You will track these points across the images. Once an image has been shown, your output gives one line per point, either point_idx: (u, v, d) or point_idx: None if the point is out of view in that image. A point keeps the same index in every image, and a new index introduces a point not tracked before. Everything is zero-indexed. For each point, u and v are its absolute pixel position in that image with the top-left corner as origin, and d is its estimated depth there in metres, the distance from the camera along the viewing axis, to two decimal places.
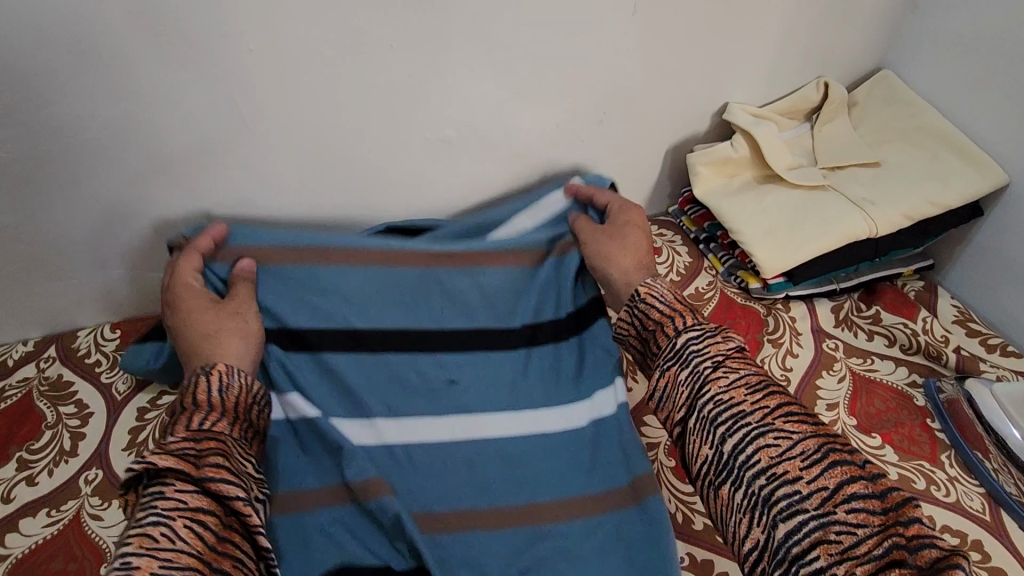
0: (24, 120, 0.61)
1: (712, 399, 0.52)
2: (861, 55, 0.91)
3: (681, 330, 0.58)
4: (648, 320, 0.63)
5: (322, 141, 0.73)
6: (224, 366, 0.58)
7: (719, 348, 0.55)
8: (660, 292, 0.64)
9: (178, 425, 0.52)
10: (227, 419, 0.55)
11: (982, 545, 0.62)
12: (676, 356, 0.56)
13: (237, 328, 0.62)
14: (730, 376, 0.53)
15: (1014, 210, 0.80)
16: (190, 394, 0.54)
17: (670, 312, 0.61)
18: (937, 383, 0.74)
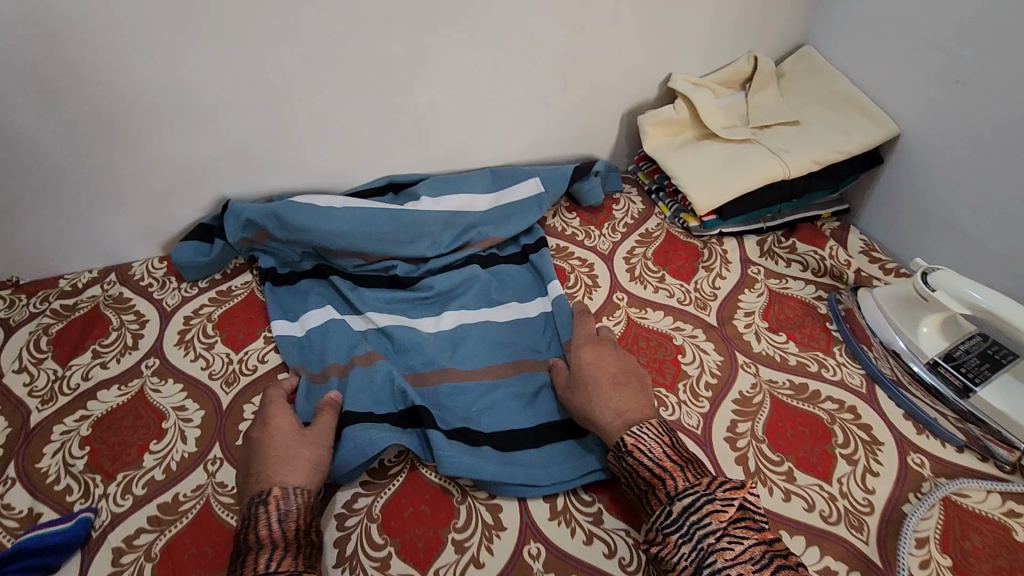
0: (106, 80, 0.79)
1: (717, 574, 0.55)
2: (786, 32, 1.07)
3: (674, 498, 0.61)
4: (641, 476, 0.64)
5: (332, 102, 0.91)
6: (281, 490, 0.62)
7: (720, 517, 0.58)
8: (649, 446, 0.64)
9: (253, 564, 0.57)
10: (290, 554, 0.59)
11: (856, 407, 0.77)
12: (678, 528, 0.59)
13: (281, 436, 0.67)
14: (735, 546, 0.56)
15: (905, 157, 0.96)
16: (253, 531, 0.59)
17: (659, 473, 0.62)
18: (838, 296, 0.90)
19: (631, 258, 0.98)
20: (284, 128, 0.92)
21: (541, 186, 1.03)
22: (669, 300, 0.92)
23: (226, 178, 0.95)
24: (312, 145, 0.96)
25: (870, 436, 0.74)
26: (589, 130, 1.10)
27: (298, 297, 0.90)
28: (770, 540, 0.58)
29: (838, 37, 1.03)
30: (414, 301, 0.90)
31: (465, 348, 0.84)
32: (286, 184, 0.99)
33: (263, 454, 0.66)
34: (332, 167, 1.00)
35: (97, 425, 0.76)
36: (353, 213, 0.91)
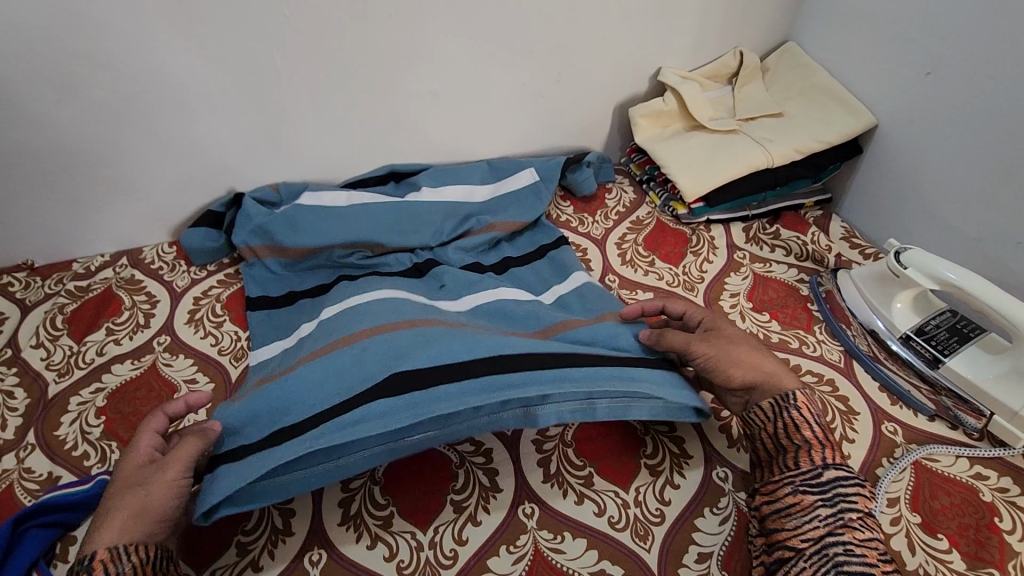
0: (121, 68, 0.83)
1: (844, 547, 0.56)
2: (771, 29, 1.12)
3: (824, 466, 0.62)
4: (797, 432, 0.64)
5: (333, 91, 0.95)
6: (107, 552, 0.54)
7: (865, 503, 0.60)
8: (816, 412, 0.66)
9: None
10: None
11: (834, 380, 0.81)
12: (820, 492, 0.60)
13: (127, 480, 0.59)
14: (864, 530, 0.58)
15: (883, 146, 1.01)
16: None
17: (817, 441, 0.63)
18: (818, 279, 0.95)
19: (622, 244, 1.03)
20: (289, 116, 0.96)
21: (536, 175, 1.08)
22: (658, 283, 0.96)
23: (234, 166, 0.99)
24: (315, 132, 0.99)
25: (847, 407, 0.78)
26: (582, 121, 1.14)
27: (303, 299, 0.92)
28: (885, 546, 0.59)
29: (820, 32, 1.08)
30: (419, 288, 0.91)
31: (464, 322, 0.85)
32: (293, 173, 1.04)
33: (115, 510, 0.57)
34: (336, 157, 1.04)
35: (112, 397, 0.79)
36: (360, 213, 0.98)
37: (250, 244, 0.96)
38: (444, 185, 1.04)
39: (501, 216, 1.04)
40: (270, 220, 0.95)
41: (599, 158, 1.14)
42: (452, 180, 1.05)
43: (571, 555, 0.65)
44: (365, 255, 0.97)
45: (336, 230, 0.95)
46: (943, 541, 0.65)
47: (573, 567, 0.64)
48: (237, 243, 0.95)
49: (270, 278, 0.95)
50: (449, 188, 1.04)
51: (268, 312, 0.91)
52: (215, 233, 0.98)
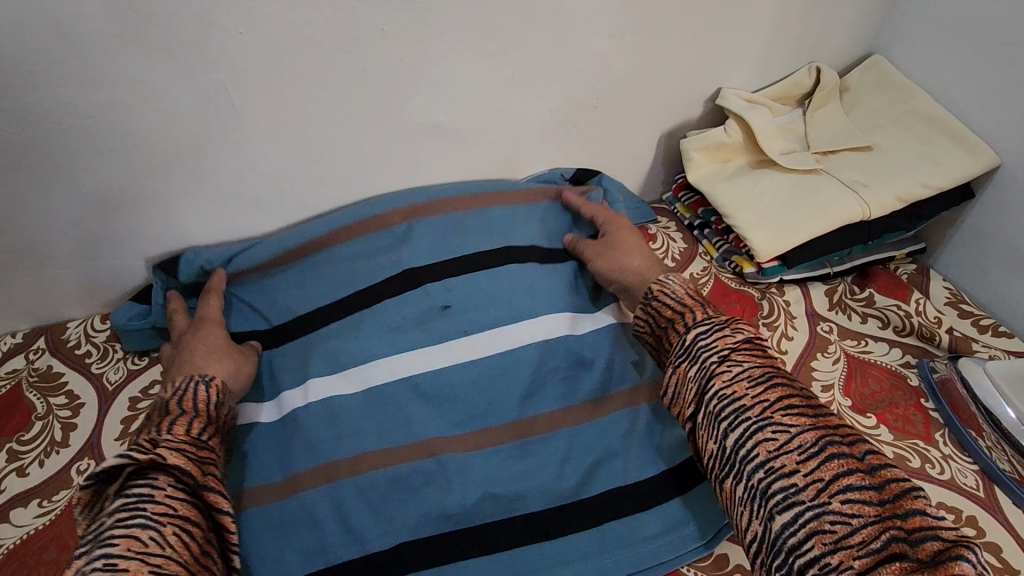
0: (14, 109, 0.61)
1: (716, 394, 0.55)
2: (854, 38, 0.91)
3: (691, 327, 0.61)
4: (664, 314, 0.63)
5: (309, 126, 0.73)
6: (220, 383, 0.63)
7: (726, 342, 0.58)
8: (672, 290, 0.66)
9: (166, 431, 0.55)
10: (216, 436, 0.59)
11: (977, 520, 0.62)
12: (687, 353, 0.59)
13: (208, 335, 0.69)
14: (733, 368, 0.55)
15: (1001, 192, 0.81)
16: (189, 401, 0.58)
17: (681, 308, 0.63)
18: (931, 362, 0.75)
19: None
20: (253, 157, 0.74)
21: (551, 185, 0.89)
22: None
23: (182, 224, 0.77)
24: (287, 176, 0.77)
25: (1002, 562, 0.59)
26: (620, 152, 0.92)
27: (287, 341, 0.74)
28: (778, 368, 0.56)
29: (919, 44, 0.87)
30: (424, 314, 0.73)
31: (492, 388, 0.68)
32: (260, 227, 0.82)
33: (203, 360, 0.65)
34: (316, 205, 0.82)
35: (8, 562, 0.58)
36: (338, 249, 0.78)
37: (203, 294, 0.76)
38: None
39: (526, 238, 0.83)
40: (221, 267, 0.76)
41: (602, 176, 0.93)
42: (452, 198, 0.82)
43: None
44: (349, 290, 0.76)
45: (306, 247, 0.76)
46: None
47: None
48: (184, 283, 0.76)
49: (243, 305, 0.76)
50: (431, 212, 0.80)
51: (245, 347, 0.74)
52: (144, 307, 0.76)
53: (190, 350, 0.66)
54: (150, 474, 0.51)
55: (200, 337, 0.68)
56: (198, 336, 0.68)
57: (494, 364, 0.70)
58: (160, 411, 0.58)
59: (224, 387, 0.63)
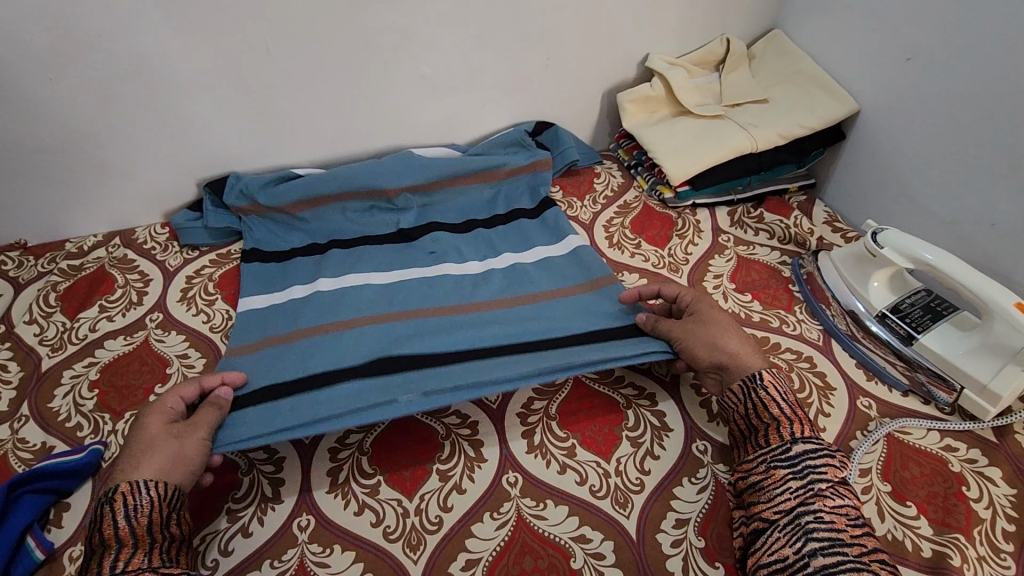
0: (113, 49, 0.85)
1: (814, 516, 0.56)
2: (758, 16, 1.13)
3: (797, 439, 0.62)
4: (766, 410, 0.64)
5: (324, 74, 0.96)
6: (128, 485, 0.58)
7: (834, 472, 0.60)
8: (783, 390, 0.65)
9: (103, 571, 0.54)
10: (141, 548, 0.55)
11: (812, 357, 0.84)
12: (793, 467, 0.60)
13: (138, 432, 0.63)
14: (837, 499, 0.58)
15: (863, 131, 1.03)
16: (100, 531, 0.55)
17: (790, 415, 0.63)
18: (800, 260, 0.96)
19: (610, 227, 1.05)
20: (282, 97, 0.97)
21: (523, 139, 1.10)
22: (644, 264, 0.98)
23: (227, 150, 1.00)
24: (306, 113, 1.00)
25: (824, 382, 0.80)
26: (571, 105, 1.15)
27: (297, 258, 0.96)
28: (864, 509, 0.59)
29: (806, 19, 1.09)
30: (411, 252, 0.97)
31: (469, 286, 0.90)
32: (285, 156, 1.05)
33: (128, 468, 0.60)
34: (328, 140, 1.05)
35: (106, 370, 0.81)
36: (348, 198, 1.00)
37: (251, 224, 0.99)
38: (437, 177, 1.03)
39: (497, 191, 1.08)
40: (257, 193, 0.98)
41: (554, 127, 1.14)
42: (442, 162, 1.04)
43: (554, 520, 0.67)
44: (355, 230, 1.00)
45: (325, 190, 0.98)
46: (912, 508, 0.67)
47: (555, 533, 0.66)
48: (229, 206, 0.98)
49: (273, 231, 1.00)
50: (422, 178, 1.02)
51: (264, 262, 0.95)
52: (196, 214, 1.00)
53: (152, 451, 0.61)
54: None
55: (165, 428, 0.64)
56: (162, 429, 0.63)
57: (472, 278, 0.92)
58: (95, 538, 0.56)
59: (153, 485, 0.58)
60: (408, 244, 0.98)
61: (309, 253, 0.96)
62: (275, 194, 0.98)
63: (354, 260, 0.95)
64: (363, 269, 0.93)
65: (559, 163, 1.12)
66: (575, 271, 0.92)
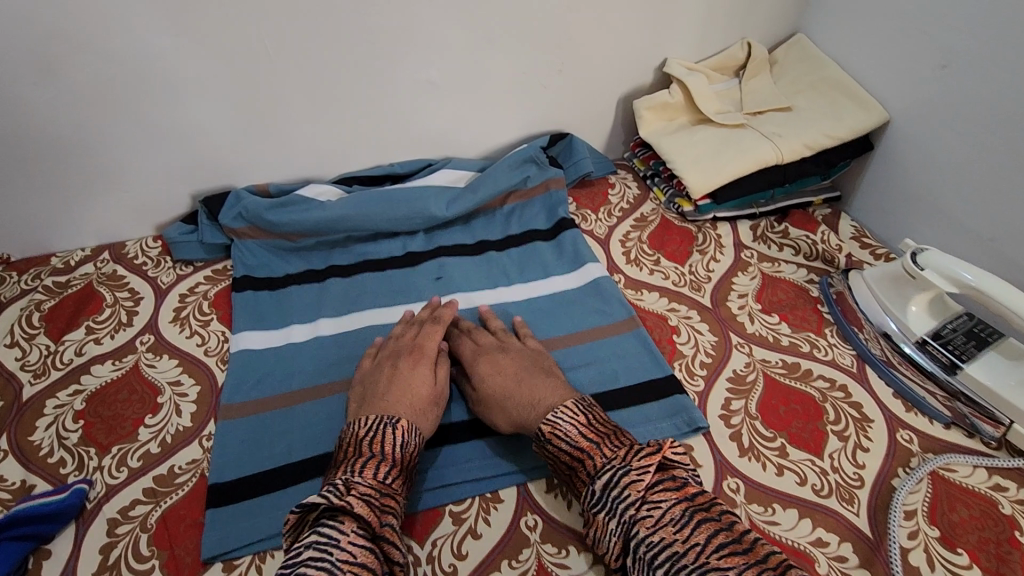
0: (101, 52, 0.79)
1: (642, 541, 0.53)
2: (780, 19, 1.08)
3: (594, 475, 0.59)
4: (557, 448, 0.63)
5: (326, 79, 0.91)
6: (405, 423, 0.65)
7: (638, 487, 0.56)
8: (564, 430, 0.63)
9: (358, 473, 0.59)
10: (399, 477, 0.61)
11: (847, 386, 0.79)
12: (602, 504, 0.58)
13: (409, 382, 0.69)
14: (654, 514, 0.54)
15: (893, 142, 0.97)
16: (378, 443, 0.62)
17: (577, 453, 0.61)
18: (829, 279, 0.91)
19: (627, 242, 0.99)
20: (285, 104, 0.92)
21: (537, 158, 1.04)
22: (664, 282, 0.93)
23: (223, 159, 0.94)
24: (306, 120, 0.94)
25: (860, 414, 0.75)
26: (585, 112, 1.10)
27: (293, 286, 0.90)
28: (695, 500, 0.56)
29: (831, 23, 1.04)
30: (416, 281, 0.91)
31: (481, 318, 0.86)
32: (284, 166, 0.99)
33: (387, 402, 0.67)
34: (329, 148, 0.99)
35: (91, 399, 0.75)
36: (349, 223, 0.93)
37: (248, 248, 0.93)
38: (447, 196, 0.98)
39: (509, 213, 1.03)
40: (261, 213, 0.92)
41: (568, 137, 1.08)
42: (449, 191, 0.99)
43: (577, 570, 0.62)
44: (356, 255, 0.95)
45: (326, 214, 0.92)
46: (963, 556, 0.62)
47: None
48: (222, 224, 0.92)
49: (269, 254, 0.93)
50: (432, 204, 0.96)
51: (256, 292, 0.88)
52: (190, 226, 0.95)
53: (398, 389, 0.69)
54: (339, 516, 0.55)
55: (411, 376, 0.70)
56: (407, 375, 0.70)
57: (484, 312, 0.87)
58: (347, 450, 0.63)
59: (410, 427, 0.64)
60: (410, 271, 0.93)
61: (305, 280, 0.91)
62: (278, 218, 0.92)
63: (359, 289, 0.90)
64: (368, 301, 0.88)
65: (571, 174, 1.07)
66: (593, 307, 0.87)
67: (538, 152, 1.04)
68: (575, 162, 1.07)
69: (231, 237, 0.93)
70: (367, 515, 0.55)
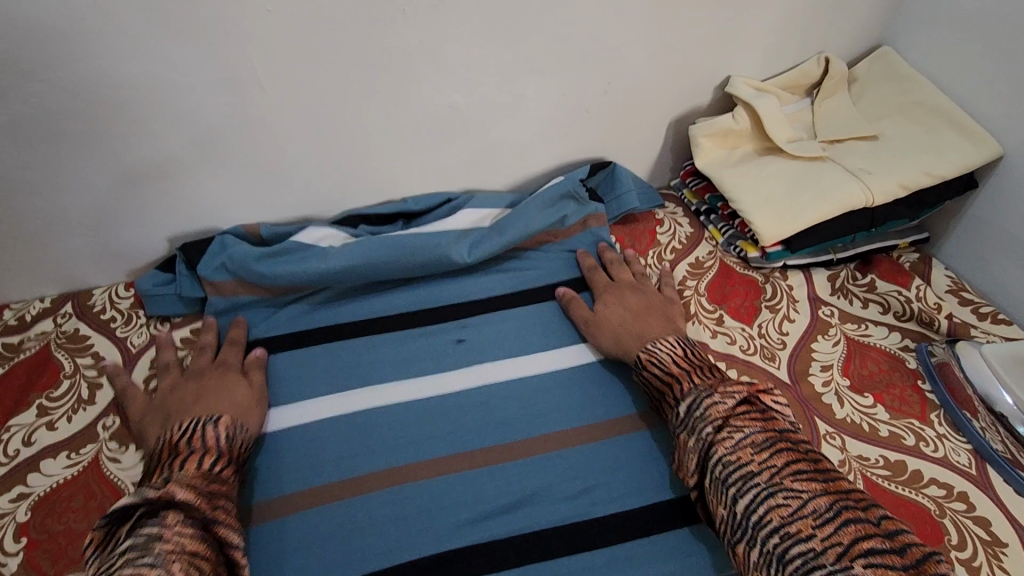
0: (50, 76, 0.64)
1: (720, 462, 0.54)
2: (862, 30, 0.92)
3: (680, 398, 0.61)
4: (648, 370, 0.66)
5: (331, 104, 0.76)
6: (230, 419, 0.62)
7: (720, 409, 0.57)
8: (660, 358, 0.66)
9: (177, 469, 0.55)
10: (230, 466, 0.59)
11: (968, 496, 0.64)
12: (683, 424, 0.59)
13: (220, 384, 0.67)
14: (735, 436, 0.55)
15: (1004, 181, 0.82)
16: (198, 437, 0.58)
17: (669, 379, 0.63)
18: (929, 346, 0.76)
19: (682, 293, 0.84)
20: (281, 133, 0.77)
21: (575, 194, 0.87)
22: (730, 348, 0.78)
23: (208, 198, 0.80)
24: (306, 150, 0.79)
25: (991, 535, 0.61)
26: (631, 138, 0.94)
27: (287, 352, 0.75)
28: (781, 430, 0.56)
29: (927, 36, 0.88)
30: (434, 345, 0.76)
31: (516, 398, 0.71)
32: (280, 203, 0.84)
33: (201, 406, 0.63)
34: (333, 182, 0.84)
35: (39, 508, 0.61)
36: (356, 273, 0.78)
37: (233, 306, 0.78)
38: (470, 240, 0.82)
39: (543, 258, 0.87)
40: (249, 264, 0.76)
41: (610, 166, 0.92)
42: (472, 235, 0.83)
43: None
44: (362, 312, 0.79)
45: (326, 267, 0.77)
46: None
47: None
48: (201, 275, 0.77)
49: (258, 310, 0.78)
50: (453, 251, 0.81)
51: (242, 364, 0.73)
52: (166, 275, 0.80)
53: (210, 399, 0.64)
54: (160, 512, 0.50)
55: (222, 385, 0.67)
56: (218, 386, 0.67)
57: (517, 389, 0.72)
58: (168, 454, 0.58)
59: (233, 424, 0.62)
60: (428, 333, 0.78)
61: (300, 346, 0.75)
62: (269, 270, 0.76)
63: (367, 358, 0.75)
64: (378, 374, 0.73)
65: (614, 210, 0.91)
66: None
67: (574, 186, 0.87)
68: (619, 196, 0.91)
69: (211, 292, 0.78)
70: (194, 506, 0.51)
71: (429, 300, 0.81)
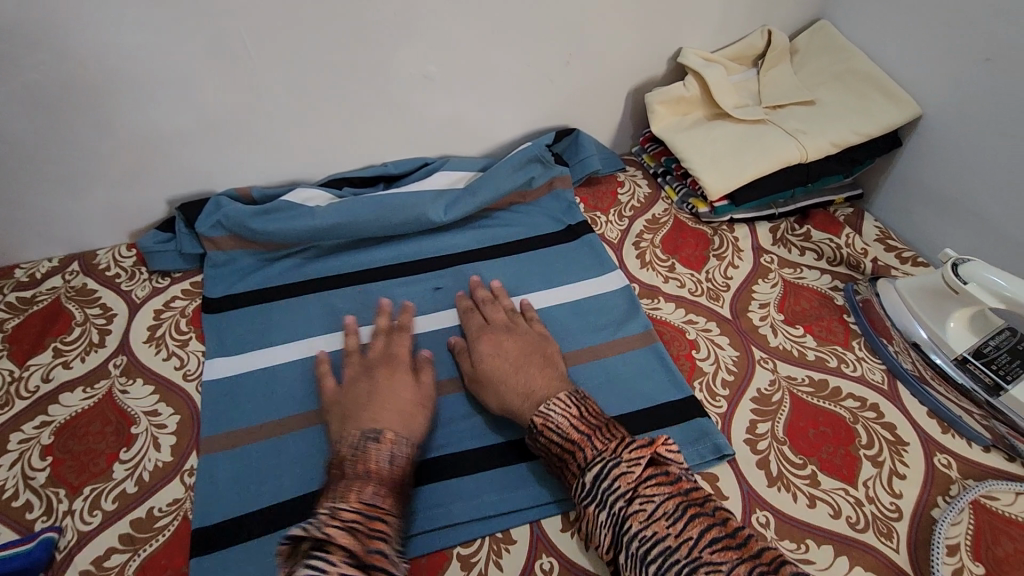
0: (60, 47, 0.71)
1: (636, 537, 0.51)
2: (802, 5, 1.01)
3: (582, 469, 0.57)
4: (546, 438, 0.61)
5: (316, 76, 0.83)
6: (393, 436, 0.61)
7: (629, 479, 0.54)
8: (556, 422, 0.61)
9: (344, 499, 0.55)
10: (392, 496, 0.57)
11: (879, 406, 0.73)
12: (591, 496, 0.55)
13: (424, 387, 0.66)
14: (647, 507, 0.52)
15: (924, 139, 0.91)
16: (363, 463, 0.58)
17: (568, 447, 0.59)
18: (855, 286, 0.86)
19: (639, 245, 0.93)
20: (271, 103, 0.84)
21: (543, 156, 0.95)
22: (679, 291, 0.87)
23: (204, 163, 0.87)
24: (294, 118, 0.87)
25: (895, 436, 0.71)
26: (594, 107, 1.03)
27: (280, 299, 0.83)
28: (688, 492, 0.54)
29: (858, 10, 0.97)
30: (414, 292, 0.85)
31: None
32: (270, 168, 0.91)
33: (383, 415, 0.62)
34: (319, 149, 0.92)
35: (61, 433, 0.69)
36: (342, 229, 0.86)
37: (232, 259, 0.86)
38: (446, 198, 0.91)
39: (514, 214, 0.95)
40: (244, 221, 0.84)
41: (574, 133, 1.01)
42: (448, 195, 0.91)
43: None
44: (348, 264, 0.87)
45: (314, 223, 0.84)
46: None
47: None
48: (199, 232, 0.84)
49: (253, 263, 0.86)
50: (431, 207, 0.89)
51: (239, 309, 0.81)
52: (166, 234, 0.87)
53: (405, 401, 0.64)
54: (325, 548, 0.49)
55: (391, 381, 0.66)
56: (388, 385, 0.66)
57: None
58: (339, 470, 0.58)
59: (393, 439, 0.61)
60: (409, 282, 0.86)
61: (292, 294, 0.83)
62: (262, 226, 0.84)
63: (352, 303, 0.83)
64: (363, 316, 0.81)
65: (578, 173, 1.00)
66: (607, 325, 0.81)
67: (542, 150, 0.95)
68: (583, 159, 1.00)
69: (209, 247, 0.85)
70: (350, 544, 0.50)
71: (410, 253, 0.89)
